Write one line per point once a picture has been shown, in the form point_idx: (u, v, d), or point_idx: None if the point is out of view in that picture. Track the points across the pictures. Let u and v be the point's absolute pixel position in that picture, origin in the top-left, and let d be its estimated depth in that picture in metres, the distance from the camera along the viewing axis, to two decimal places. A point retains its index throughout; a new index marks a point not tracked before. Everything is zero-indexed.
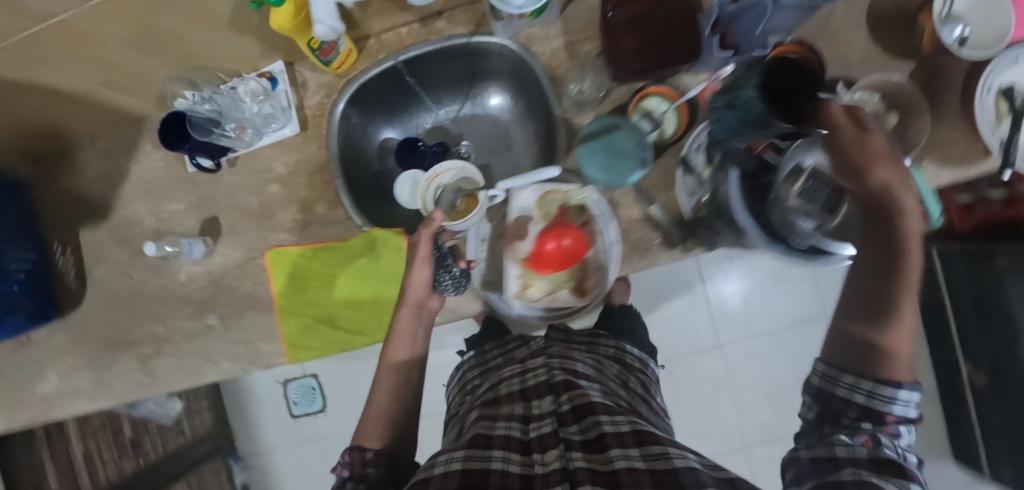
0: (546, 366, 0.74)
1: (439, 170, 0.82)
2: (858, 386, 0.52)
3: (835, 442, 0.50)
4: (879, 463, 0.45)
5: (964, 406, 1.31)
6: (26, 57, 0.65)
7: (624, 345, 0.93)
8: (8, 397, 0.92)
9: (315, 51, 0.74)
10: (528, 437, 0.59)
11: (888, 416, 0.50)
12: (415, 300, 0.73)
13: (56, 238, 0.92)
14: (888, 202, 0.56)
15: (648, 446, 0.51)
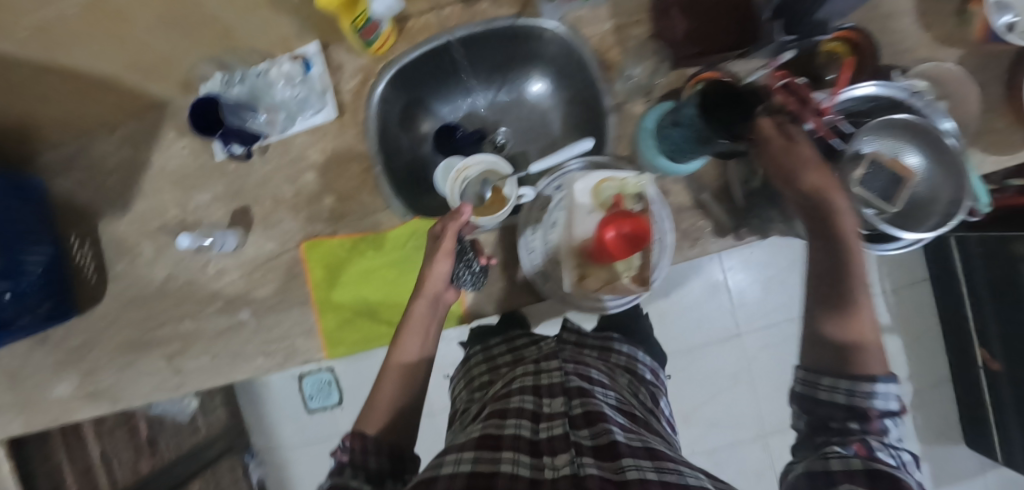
0: (560, 369, 0.68)
1: (468, 162, 0.78)
2: (842, 391, 0.50)
3: (826, 453, 0.48)
4: (874, 474, 0.43)
5: (977, 392, 1.30)
6: (53, 37, 0.60)
7: (636, 352, 0.89)
8: (23, 400, 0.87)
9: (359, 32, 0.70)
10: (538, 437, 0.52)
11: (876, 414, 0.49)
12: (433, 291, 0.69)
13: (73, 231, 0.87)
14: (821, 201, 0.57)
15: (658, 461, 0.47)
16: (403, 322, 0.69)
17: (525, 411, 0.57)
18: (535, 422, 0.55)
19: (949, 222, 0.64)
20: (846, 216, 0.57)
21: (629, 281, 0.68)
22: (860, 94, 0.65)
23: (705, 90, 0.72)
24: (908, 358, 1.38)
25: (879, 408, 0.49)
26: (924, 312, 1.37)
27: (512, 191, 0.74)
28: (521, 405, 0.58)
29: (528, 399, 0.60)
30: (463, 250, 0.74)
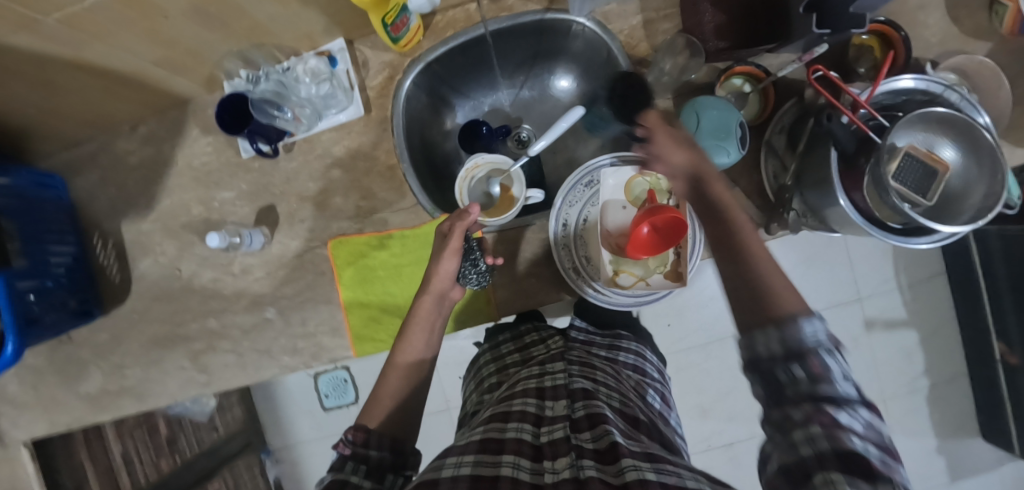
0: (566, 371, 0.64)
1: (478, 159, 0.78)
2: (774, 344, 0.46)
3: (792, 432, 0.42)
4: (846, 459, 0.38)
5: (996, 386, 1.29)
6: (85, 31, 0.60)
7: (646, 350, 0.81)
8: (46, 399, 0.87)
9: (388, 28, 0.70)
10: (540, 442, 0.49)
11: (814, 361, 0.43)
12: (438, 289, 0.69)
13: (96, 230, 0.87)
14: (699, 174, 0.60)
15: (660, 463, 0.45)
16: (407, 321, 0.67)
17: (528, 414, 0.54)
18: (536, 426, 0.52)
19: (985, 216, 0.62)
20: (730, 199, 0.59)
21: (663, 277, 0.69)
22: (900, 87, 0.66)
23: (738, 83, 0.77)
24: (922, 353, 1.37)
25: (817, 357, 0.44)
26: (940, 306, 1.36)
27: (519, 193, 0.77)
28: (523, 407, 0.55)
29: (530, 401, 0.57)
30: (469, 248, 0.72)
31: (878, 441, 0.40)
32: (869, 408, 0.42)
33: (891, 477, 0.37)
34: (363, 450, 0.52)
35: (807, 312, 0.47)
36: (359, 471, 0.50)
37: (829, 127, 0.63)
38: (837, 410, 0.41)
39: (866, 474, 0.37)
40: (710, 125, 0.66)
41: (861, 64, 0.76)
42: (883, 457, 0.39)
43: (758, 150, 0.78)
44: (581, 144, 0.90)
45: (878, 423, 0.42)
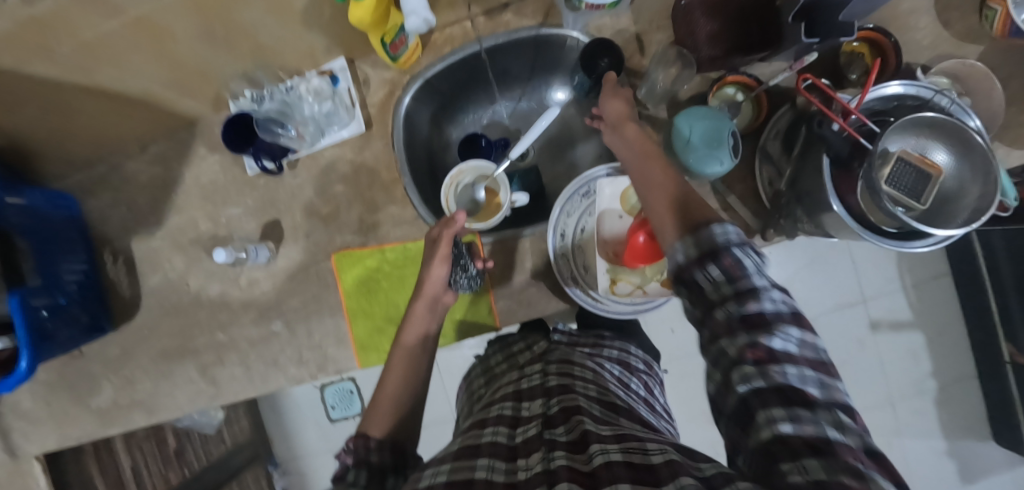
0: (541, 371, 0.66)
1: (460, 168, 0.79)
2: (691, 248, 0.50)
3: (726, 358, 0.45)
4: (786, 394, 0.40)
5: (1007, 387, 1.27)
6: (97, 57, 0.63)
7: (629, 346, 0.79)
8: (59, 413, 0.89)
9: (387, 46, 0.72)
10: (515, 443, 0.50)
11: (727, 259, 0.47)
12: (431, 295, 0.70)
13: (107, 247, 0.89)
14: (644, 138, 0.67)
15: (628, 443, 0.45)
16: (400, 330, 0.69)
17: (504, 417, 0.55)
18: (512, 428, 0.53)
19: (978, 219, 0.62)
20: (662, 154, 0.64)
21: (660, 285, 0.69)
22: (889, 93, 0.67)
23: (731, 93, 0.77)
24: (929, 353, 1.36)
25: (729, 254, 0.47)
26: (945, 306, 1.35)
27: (506, 197, 0.77)
28: (500, 412, 0.56)
29: (507, 405, 0.58)
30: (459, 255, 0.73)
31: (812, 357, 0.43)
32: (800, 325, 0.44)
33: (829, 404, 0.40)
34: (364, 457, 0.53)
35: (716, 221, 0.51)
36: (360, 476, 0.51)
37: (821, 133, 0.64)
38: (771, 339, 0.42)
39: (805, 403, 0.40)
40: (702, 134, 0.67)
41: (853, 70, 0.77)
42: (821, 381, 0.41)
43: (753, 157, 0.79)
44: (580, 153, 0.92)
45: (812, 336, 0.44)
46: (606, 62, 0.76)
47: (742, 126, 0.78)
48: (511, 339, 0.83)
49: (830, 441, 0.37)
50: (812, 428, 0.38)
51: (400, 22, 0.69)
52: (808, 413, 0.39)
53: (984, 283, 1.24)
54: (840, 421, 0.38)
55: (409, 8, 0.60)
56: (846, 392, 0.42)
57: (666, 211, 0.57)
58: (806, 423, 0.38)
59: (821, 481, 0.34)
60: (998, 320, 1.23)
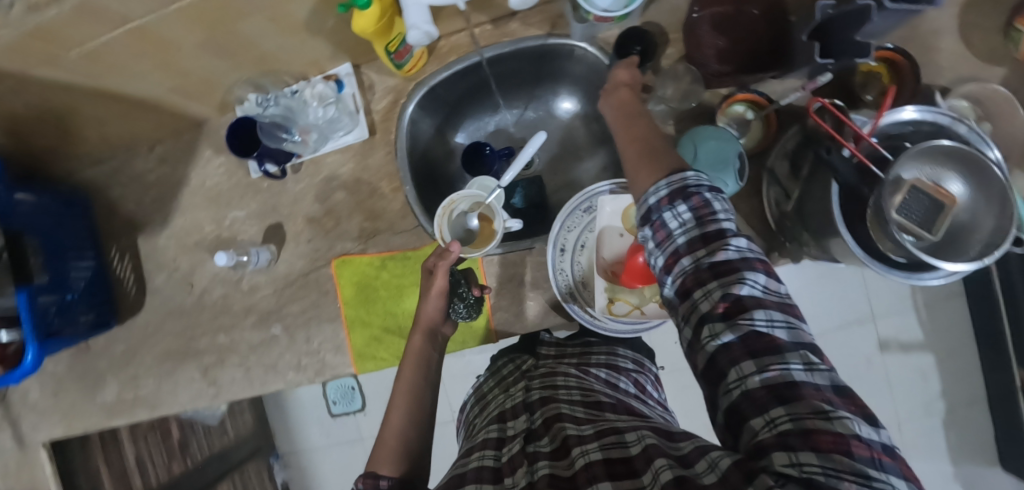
0: (525, 388, 0.65)
1: (454, 196, 0.77)
2: (663, 192, 0.51)
3: (696, 312, 0.45)
4: (753, 345, 0.40)
5: (1016, 415, 1.22)
6: (102, 64, 0.63)
7: (616, 347, 0.75)
8: (65, 406, 0.91)
9: (392, 55, 0.71)
10: (501, 463, 0.49)
11: (696, 199, 0.48)
12: (428, 324, 0.71)
13: (114, 245, 0.91)
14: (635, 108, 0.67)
15: (607, 438, 0.44)
16: (402, 363, 0.68)
17: (489, 441, 0.54)
18: (498, 449, 0.52)
19: (990, 255, 0.60)
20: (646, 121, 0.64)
21: (659, 305, 0.69)
22: (904, 118, 0.65)
23: (740, 110, 0.76)
24: (939, 375, 1.33)
25: (698, 194, 0.48)
26: (958, 327, 1.31)
27: (499, 224, 0.74)
28: (485, 437, 0.56)
29: (493, 428, 0.57)
30: (456, 284, 0.76)
31: (779, 300, 0.42)
32: (766, 270, 0.44)
33: (797, 345, 0.40)
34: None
35: (684, 168, 0.52)
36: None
37: (829, 160, 0.62)
38: (740, 286, 0.42)
39: (772, 350, 0.39)
40: (708, 155, 0.66)
41: (869, 90, 0.75)
42: (788, 323, 0.41)
43: (761, 177, 0.78)
44: (585, 166, 0.90)
45: (776, 281, 0.44)
46: (638, 48, 0.74)
47: (751, 145, 0.76)
48: (501, 365, 0.81)
49: (795, 384, 0.37)
50: (778, 373, 0.38)
51: (404, 32, 0.68)
52: (776, 358, 0.39)
53: (999, 308, 1.20)
54: (808, 362, 0.38)
55: (411, 21, 0.59)
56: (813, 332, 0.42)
57: (641, 161, 0.58)
58: (772, 369, 0.38)
59: (786, 433, 0.35)
60: (1010, 344, 1.19)
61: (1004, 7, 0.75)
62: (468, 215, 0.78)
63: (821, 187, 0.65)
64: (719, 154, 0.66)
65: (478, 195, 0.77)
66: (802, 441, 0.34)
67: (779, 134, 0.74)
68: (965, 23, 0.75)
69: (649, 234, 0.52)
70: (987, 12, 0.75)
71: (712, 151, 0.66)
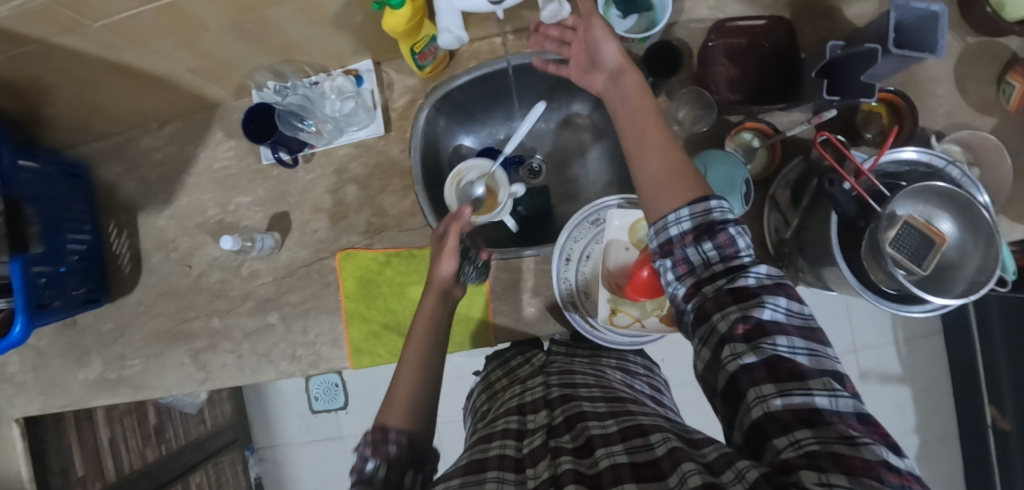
0: (543, 385, 0.65)
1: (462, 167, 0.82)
2: (686, 222, 0.50)
3: (715, 333, 0.45)
4: (775, 367, 0.40)
5: (985, 450, 1.28)
6: (128, 37, 0.63)
7: (628, 354, 0.75)
8: (45, 381, 0.89)
9: (415, 56, 0.72)
10: (522, 454, 0.50)
11: (722, 236, 0.47)
12: (440, 288, 0.69)
13: (112, 220, 0.89)
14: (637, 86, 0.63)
15: (633, 441, 0.45)
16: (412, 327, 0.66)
17: (509, 431, 0.55)
18: (519, 440, 0.53)
19: (974, 292, 0.64)
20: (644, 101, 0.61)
21: (659, 320, 0.70)
22: (903, 158, 0.68)
23: (748, 137, 0.79)
24: (914, 409, 1.36)
25: (723, 230, 0.47)
26: (934, 363, 1.36)
27: (506, 193, 0.80)
28: (505, 426, 0.56)
29: (512, 419, 0.58)
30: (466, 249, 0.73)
31: (801, 324, 0.43)
32: (786, 294, 0.44)
33: (818, 372, 0.40)
34: (382, 445, 0.54)
35: (707, 196, 0.51)
36: (378, 468, 0.52)
37: (832, 191, 0.64)
38: (761, 310, 0.42)
39: (794, 375, 0.39)
40: (717, 179, 0.68)
41: (869, 129, 0.79)
42: (809, 350, 0.41)
43: (764, 203, 0.80)
44: (591, 179, 0.93)
45: (798, 304, 0.44)
46: (649, 82, 0.77)
47: (756, 173, 0.79)
48: (511, 355, 0.81)
49: (819, 411, 0.37)
50: (801, 399, 0.38)
51: (431, 33, 0.70)
52: (799, 384, 0.39)
53: (973, 346, 1.25)
54: (831, 389, 0.38)
55: (444, 25, 0.60)
56: (835, 358, 0.42)
57: (664, 178, 0.54)
58: (796, 395, 0.38)
59: (813, 455, 0.35)
60: (983, 383, 1.25)
61: (995, 63, 0.80)
62: (474, 183, 0.81)
63: (822, 217, 0.67)
64: (728, 165, 0.68)
65: (485, 166, 0.81)
66: (832, 465, 0.33)
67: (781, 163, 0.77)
68: (959, 72, 0.80)
69: (668, 265, 0.51)
70: (980, 65, 0.80)
71: (723, 162, 0.69)
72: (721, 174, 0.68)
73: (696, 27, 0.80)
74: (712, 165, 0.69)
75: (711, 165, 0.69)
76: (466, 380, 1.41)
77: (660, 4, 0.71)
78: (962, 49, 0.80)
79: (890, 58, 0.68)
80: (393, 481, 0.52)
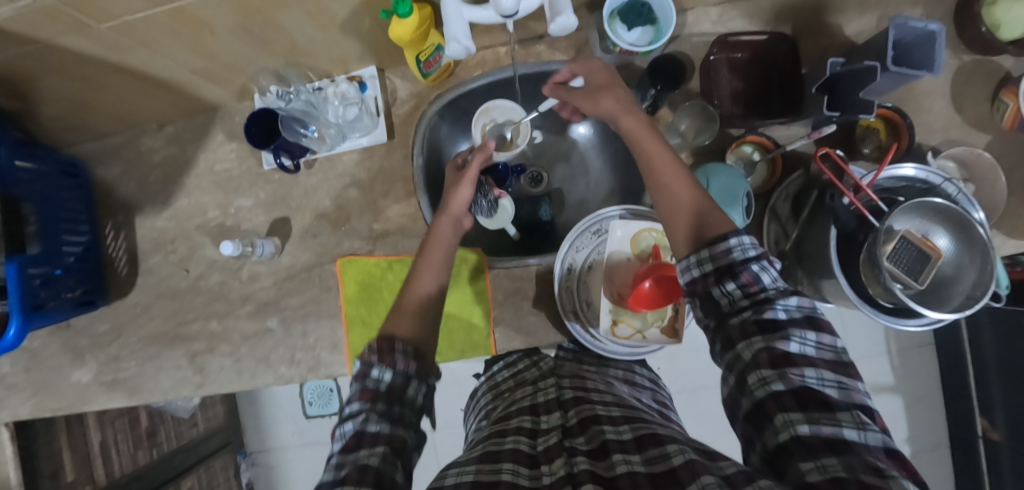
0: (556, 385, 0.68)
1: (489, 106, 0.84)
2: (706, 263, 0.52)
3: (740, 360, 0.47)
4: (805, 399, 0.42)
5: (976, 460, 1.30)
6: (133, 38, 0.63)
7: (635, 366, 0.77)
8: (37, 383, 0.87)
9: (420, 64, 0.73)
10: (535, 451, 0.52)
11: (745, 275, 0.49)
12: (454, 214, 0.74)
13: (110, 221, 0.89)
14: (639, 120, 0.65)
15: (650, 450, 0.46)
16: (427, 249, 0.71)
17: (523, 428, 0.57)
18: (532, 438, 0.55)
19: (969, 307, 0.65)
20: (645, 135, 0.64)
21: (660, 332, 0.70)
22: (902, 174, 0.70)
23: (748, 151, 0.80)
24: (907, 419, 1.38)
25: (746, 270, 0.49)
26: (927, 374, 1.37)
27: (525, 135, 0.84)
28: (519, 424, 0.59)
29: (526, 418, 0.60)
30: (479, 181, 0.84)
31: (831, 359, 0.44)
32: (816, 328, 0.46)
33: (848, 404, 0.41)
34: (388, 354, 0.56)
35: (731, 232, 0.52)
36: (384, 373, 0.55)
37: (832, 206, 0.65)
38: (787, 343, 0.45)
39: (823, 405, 0.41)
40: (718, 190, 0.69)
41: (867, 143, 0.79)
42: (839, 384, 0.43)
43: (763, 216, 0.81)
44: (593, 188, 0.93)
45: (830, 337, 0.46)
46: (652, 93, 0.78)
47: (756, 187, 0.80)
48: (519, 360, 0.84)
49: (847, 441, 0.38)
50: (829, 429, 0.39)
51: (438, 42, 0.71)
52: (828, 416, 0.40)
53: (965, 357, 1.27)
54: (860, 422, 0.39)
55: (452, 35, 0.60)
56: (867, 393, 0.43)
57: (675, 214, 0.58)
58: (824, 424, 0.40)
59: (839, 479, 0.35)
60: (975, 395, 1.26)
61: (990, 81, 0.81)
62: (503, 128, 0.84)
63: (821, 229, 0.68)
64: (726, 178, 0.69)
65: (515, 117, 0.84)
66: None
67: (781, 176, 0.78)
68: (955, 90, 0.81)
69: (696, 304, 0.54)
70: (976, 82, 0.81)
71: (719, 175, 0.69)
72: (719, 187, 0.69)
73: (699, 40, 0.81)
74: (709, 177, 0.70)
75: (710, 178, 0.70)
76: (463, 385, 1.41)
77: (665, 18, 0.72)
78: (958, 66, 0.81)
79: (889, 74, 0.69)
80: (398, 389, 0.55)
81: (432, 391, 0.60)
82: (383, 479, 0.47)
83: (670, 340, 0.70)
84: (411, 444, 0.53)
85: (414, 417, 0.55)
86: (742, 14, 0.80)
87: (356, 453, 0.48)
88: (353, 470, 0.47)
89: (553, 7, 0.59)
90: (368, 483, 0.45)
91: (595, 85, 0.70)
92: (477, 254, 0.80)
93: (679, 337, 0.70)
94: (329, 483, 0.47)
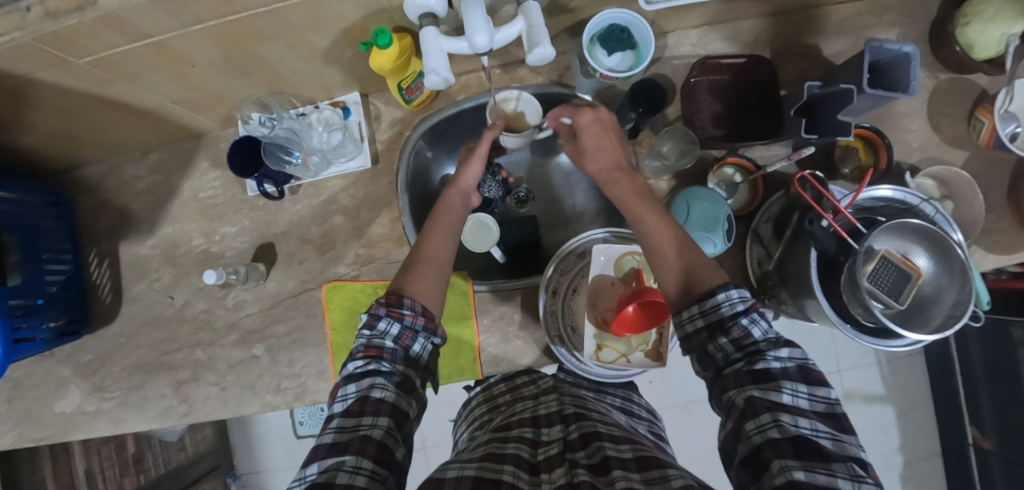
0: (557, 399, 0.69)
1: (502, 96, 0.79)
2: (698, 318, 0.53)
3: (733, 406, 0.47)
4: (802, 447, 0.42)
5: (969, 471, 1.29)
6: (114, 72, 0.63)
7: (632, 393, 0.77)
8: (19, 414, 0.86)
9: (403, 90, 0.74)
10: (536, 459, 0.53)
11: (737, 330, 0.50)
12: (466, 186, 0.76)
13: (93, 250, 0.88)
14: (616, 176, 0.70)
15: (650, 471, 0.47)
16: (438, 215, 0.72)
17: (524, 437, 0.58)
18: (533, 447, 0.56)
19: (951, 327, 0.65)
20: (629, 195, 0.68)
21: (644, 355, 0.71)
22: (880, 195, 0.70)
23: (729, 172, 0.81)
24: (899, 430, 1.38)
25: (736, 325, 0.50)
26: (917, 383, 1.38)
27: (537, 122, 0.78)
28: (520, 433, 0.59)
29: (527, 428, 0.60)
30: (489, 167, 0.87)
31: (826, 408, 0.45)
32: (808, 380, 0.46)
33: (842, 456, 0.42)
34: (397, 310, 0.59)
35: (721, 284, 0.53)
36: (391, 327, 0.58)
37: (812, 229, 0.66)
38: (779, 394, 0.45)
39: (818, 455, 0.41)
40: (699, 216, 0.70)
41: (847, 163, 0.80)
42: (833, 434, 0.44)
43: (746, 237, 0.82)
44: (579, 209, 0.94)
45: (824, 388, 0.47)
46: (632, 117, 0.78)
47: (737, 208, 0.81)
48: (517, 375, 0.81)
49: None
50: (824, 478, 0.39)
51: (419, 70, 0.72)
52: (823, 465, 0.40)
53: (954, 367, 1.28)
54: (855, 474, 0.40)
55: (431, 67, 0.60)
56: (860, 446, 0.44)
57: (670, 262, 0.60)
58: (820, 473, 0.40)
59: None
60: (965, 404, 1.27)
61: (966, 100, 0.82)
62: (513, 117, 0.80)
63: (804, 252, 0.68)
64: (705, 201, 0.70)
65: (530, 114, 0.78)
66: None
67: (763, 197, 0.79)
68: (932, 108, 0.83)
69: (695, 359, 0.54)
70: (952, 101, 0.82)
71: (697, 199, 0.70)
72: (701, 213, 0.70)
73: (679, 63, 0.82)
74: (690, 201, 0.71)
75: (691, 203, 0.70)
76: (454, 403, 1.42)
77: (644, 43, 0.72)
78: (934, 85, 0.83)
79: (865, 96, 0.70)
80: (403, 346, 0.58)
81: (437, 351, 0.63)
82: (383, 452, 0.49)
83: (654, 363, 0.70)
84: (411, 412, 0.55)
85: (418, 376, 0.59)
86: (721, 37, 0.82)
87: (359, 418, 0.51)
88: (355, 438, 0.49)
89: (530, 38, 0.59)
90: (369, 455, 0.48)
91: (585, 146, 0.73)
92: (463, 279, 0.81)
93: (664, 361, 0.70)
94: (329, 445, 0.49)
